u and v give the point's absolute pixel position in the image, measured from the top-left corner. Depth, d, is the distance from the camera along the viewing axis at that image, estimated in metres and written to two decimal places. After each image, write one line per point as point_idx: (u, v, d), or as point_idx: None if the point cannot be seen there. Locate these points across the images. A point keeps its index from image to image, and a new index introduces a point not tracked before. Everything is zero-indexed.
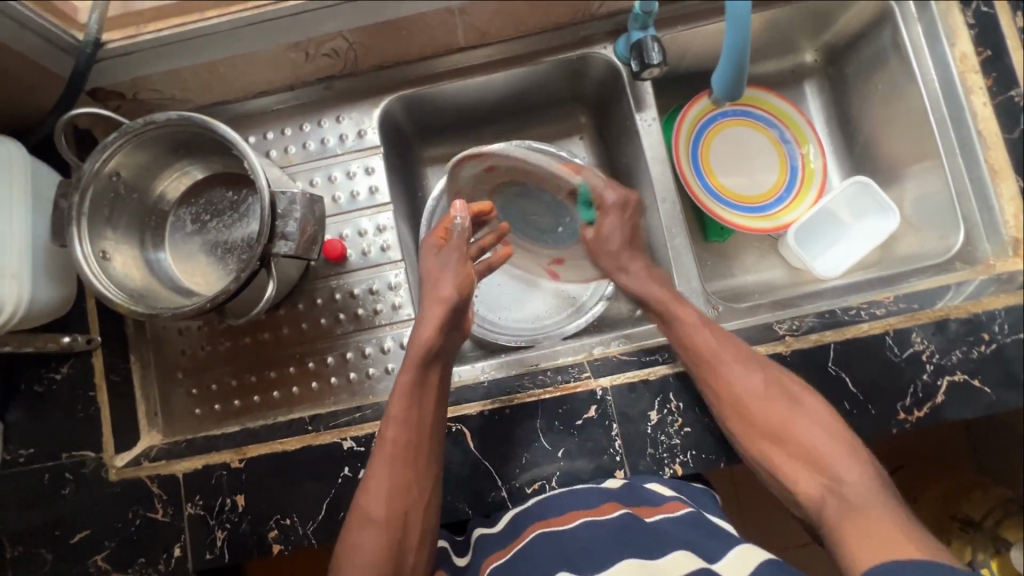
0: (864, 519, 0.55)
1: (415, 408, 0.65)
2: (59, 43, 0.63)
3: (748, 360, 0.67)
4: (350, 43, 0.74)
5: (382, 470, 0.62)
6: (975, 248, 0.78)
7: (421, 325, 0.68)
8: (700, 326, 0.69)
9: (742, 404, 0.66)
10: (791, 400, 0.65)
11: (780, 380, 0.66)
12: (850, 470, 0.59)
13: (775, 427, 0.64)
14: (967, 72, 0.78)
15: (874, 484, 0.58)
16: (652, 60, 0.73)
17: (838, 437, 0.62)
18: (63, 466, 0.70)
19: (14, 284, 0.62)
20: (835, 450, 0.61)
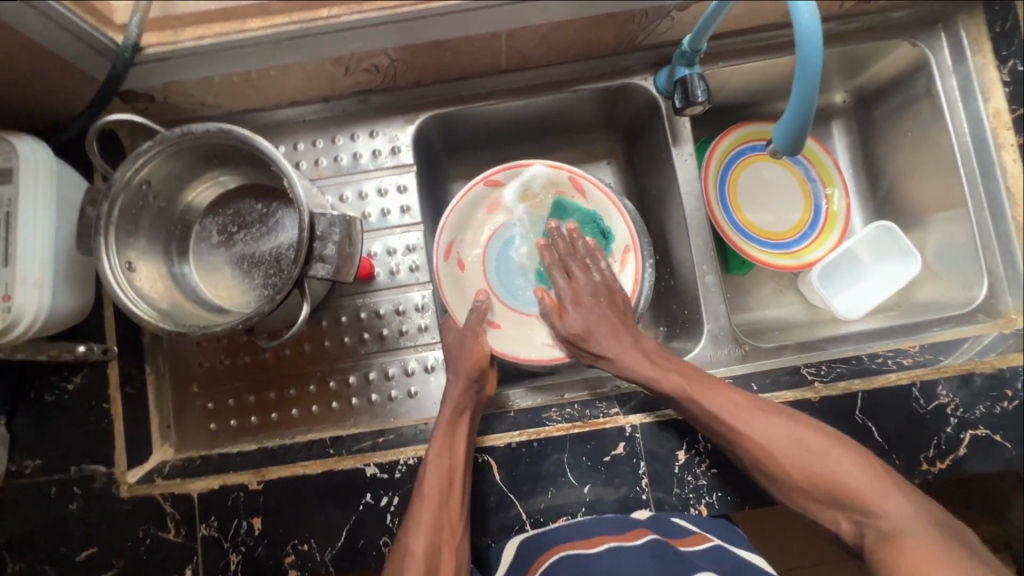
0: (902, 549, 0.55)
1: (448, 456, 0.65)
2: (97, 45, 0.61)
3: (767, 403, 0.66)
4: (392, 60, 0.73)
5: (420, 523, 0.62)
6: (998, 301, 0.79)
7: (450, 384, 0.70)
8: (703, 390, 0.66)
9: (768, 458, 0.63)
10: (808, 437, 0.63)
11: (787, 417, 0.65)
12: (887, 502, 0.58)
13: (799, 475, 0.62)
14: (999, 128, 0.79)
15: (910, 512, 0.58)
16: (697, 98, 0.72)
17: (868, 468, 0.61)
18: (71, 480, 0.67)
19: (36, 292, 0.60)
20: (865, 481, 0.60)
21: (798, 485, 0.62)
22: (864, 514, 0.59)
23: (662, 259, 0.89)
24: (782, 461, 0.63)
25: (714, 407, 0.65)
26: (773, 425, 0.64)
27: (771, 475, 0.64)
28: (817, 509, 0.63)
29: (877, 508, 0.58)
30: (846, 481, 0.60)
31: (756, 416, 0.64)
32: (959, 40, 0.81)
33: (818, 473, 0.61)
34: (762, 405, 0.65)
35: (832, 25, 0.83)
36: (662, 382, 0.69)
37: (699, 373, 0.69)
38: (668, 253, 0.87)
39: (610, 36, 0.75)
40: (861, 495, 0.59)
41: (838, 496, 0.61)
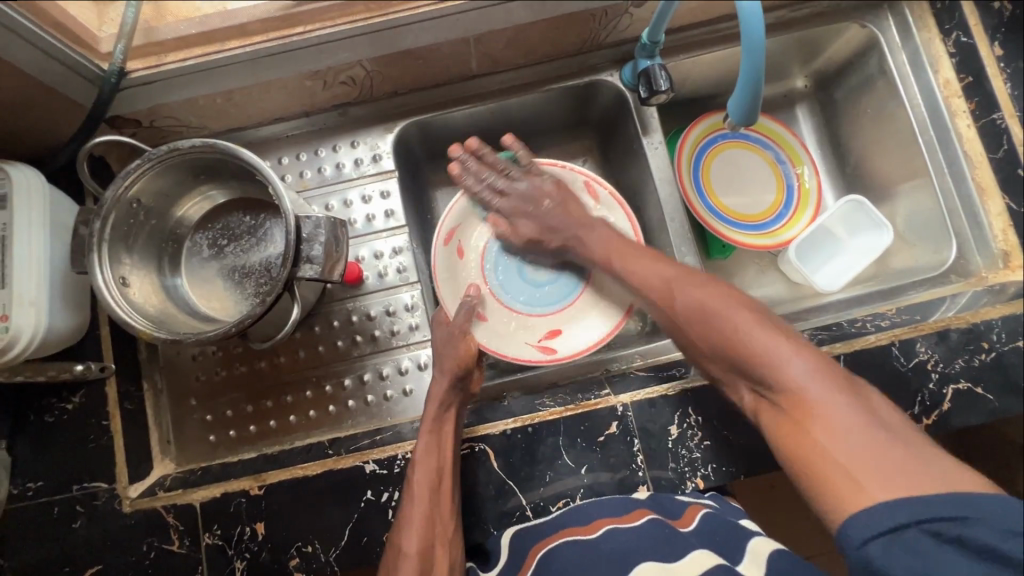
0: (830, 439, 0.50)
1: (436, 453, 0.66)
2: (84, 72, 0.64)
3: (737, 298, 0.62)
4: (367, 71, 0.76)
5: (412, 518, 0.63)
6: (969, 261, 0.82)
7: (436, 382, 0.71)
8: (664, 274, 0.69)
9: (705, 336, 0.62)
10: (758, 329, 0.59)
11: (759, 315, 0.60)
12: (817, 387, 0.52)
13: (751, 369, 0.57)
14: (951, 96, 0.83)
15: (854, 439, 0.49)
16: (659, 87, 0.76)
17: (807, 355, 0.55)
18: (73, 499, 0.67)
19: (32, 312, 0.62)
20: (794, 363, 0.54)
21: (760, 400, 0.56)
22: (806, 435, 0.51)
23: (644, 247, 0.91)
24: (711, 341, 0.62)
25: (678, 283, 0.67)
26: (710, 302, 0.63)
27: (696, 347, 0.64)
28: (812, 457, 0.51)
29: (821, 404, 0.52)
30: (762, 348, 0.56)
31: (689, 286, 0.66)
32: (904, 19, 0.86)
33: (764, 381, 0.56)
34: (716, 291, 0.64)
35: (784, 13, 0.88)
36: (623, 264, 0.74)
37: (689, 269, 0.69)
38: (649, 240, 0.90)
39: (573, 35, 0.79)
40: (801, 394, 0.53)
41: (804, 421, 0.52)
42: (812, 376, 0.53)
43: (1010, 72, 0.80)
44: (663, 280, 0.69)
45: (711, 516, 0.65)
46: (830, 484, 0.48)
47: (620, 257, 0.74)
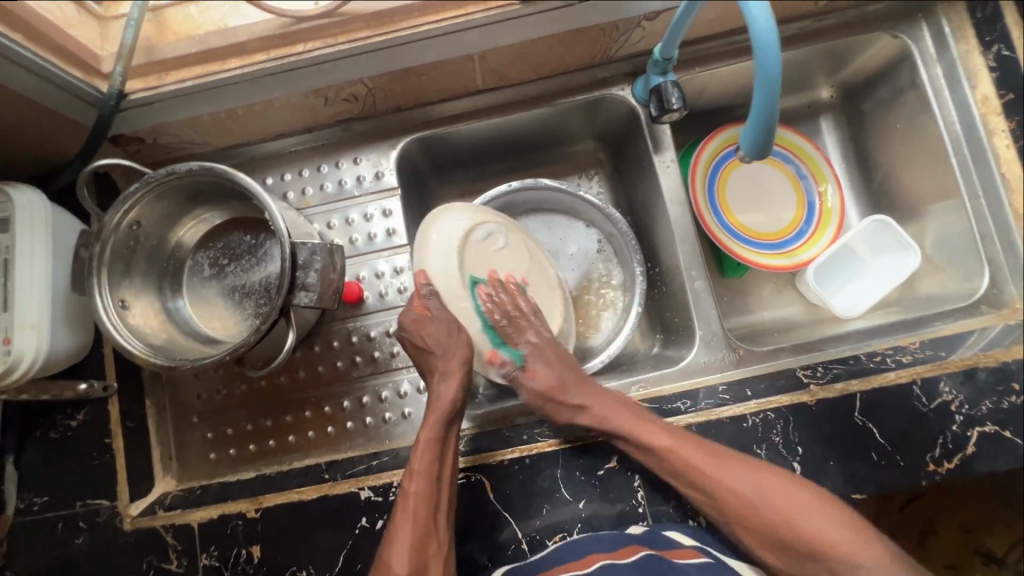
0: None
1: (438, 464, 0.65)
2: (83, 95, 0.64)
3: (719, 452, 0.65)
4: (368, 88, 0.74)
5: (404, 525, 0.62)
6: (1002, 291, 0.76)
7: (442, 386, 0.69)
8: (678, 448, 0.64)
9: (724, 501, 0.64)
10: (782, 490, 0.62)
11: (738, 464, 0.64)
12: (793, 512, 0.61)
13: (770, 522, 0.63)
14: (989, 115, 0.77)
15: (886, 560, 0.59)
16: (672, 105, 0.73)
17: (802, 500, 0.62)
18: (77, 515, 0.69)
19: (33, 333, 0.62)
20: (799, 517, 0.61)
21: (751, 525, 0.64)
22: (827, 558, 0.61)
23: (654, 268, 0.89)
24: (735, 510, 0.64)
25: (694, 460, 0.64)
26: (715, 468, 0.64)
27: (726, 517, 0.65)
28: (800, 566, 0.64)
29: (810, 528, 0.61)
30: (751, 498, 0.63)
31: (736, 470, 0.64)
32: (940, 28, 0.80)
33: (766, 517, 0.63)
34: (709, 449, 0.65)
35: (809, 22, 0.82)
36: (647, 436, 0.66)
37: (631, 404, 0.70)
38: (660, 261, 0.87)
39: (582, 49, 0.76)
40: (762, 512, 0.63)
41: (822, 552, 0.61)
42: (807, 513, 0.61)
43: None
44: (723, 478, 0.63)
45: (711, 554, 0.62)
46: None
47: (686, 462, 0.64)
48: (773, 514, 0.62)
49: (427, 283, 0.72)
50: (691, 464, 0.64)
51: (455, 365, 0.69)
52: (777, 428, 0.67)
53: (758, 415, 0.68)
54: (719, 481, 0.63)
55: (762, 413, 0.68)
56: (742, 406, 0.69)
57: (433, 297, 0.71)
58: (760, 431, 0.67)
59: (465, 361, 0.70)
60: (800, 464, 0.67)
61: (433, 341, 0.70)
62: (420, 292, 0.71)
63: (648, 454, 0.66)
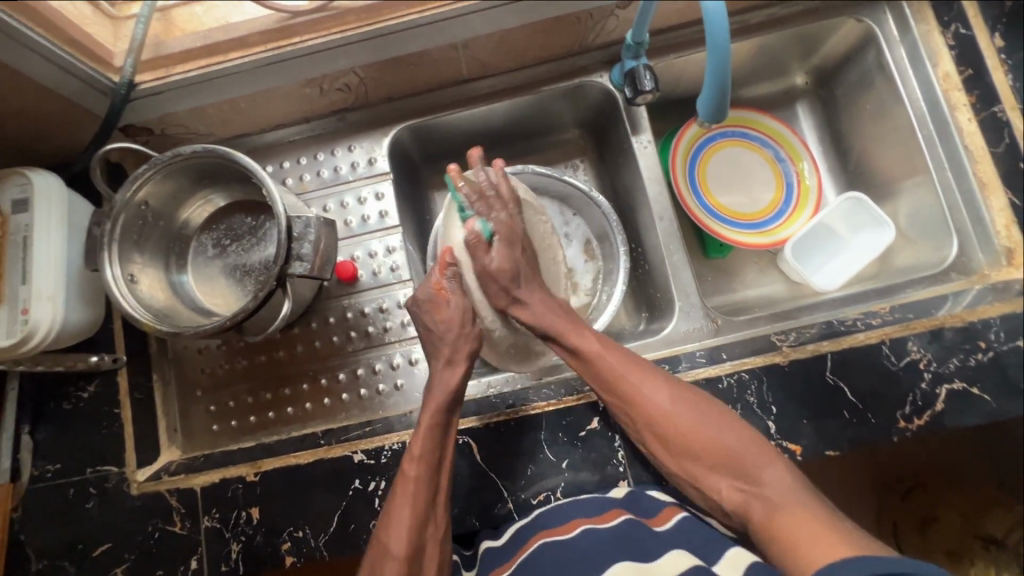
0: (787, 519, 0.57)
1: (438, 451, 0.66)
2: (98, 85, 0.70)
3: (664, 377, 0.68)
4: (361, 78, 0.80)
5: (404, 506, 0.62)
6: (970, 259, 0.79)
7: (446, 371, 0.70)
8: (604, 352, 0.69)
9: (664, 421, 0.66)
10: (699, 410, 0.66)
11: (699, 402, 0.67)
12: (730, 437, 0.64)
13: (689, 438, 0.65)
14: (950, 90, 0.81)
15: (790, 484, 0.60)
16: (645, 87, 0.77)
17: (742, 433, 0.64)
18: (87, 481, 0.73)
19: (50, 305, 0.67)
20: (736, 441, 0.63)
21: (672, 445, 0.66)
22: (750, 481, 0.62)
23: (635, 247, 0.92)
24: (682, 436, 0.65)
25: (618, 372, 0.68)
26: (656, 389, 0.67)
27: (659, 435, 0.66)
28: (706, 480, 0.65)
29: (723, 438, 0.64)
30: (688, 424, 0.65)
31: (658, 384, 0.67)
32: (902, 12, 0.84)
33: (680, 424, 0.65)
34: (639, 363, 0.69)
35: (776, 9, 0.86)
36: (571, 339, 0.71)
37: (633, 355, 0.70)
38: (641, 240, 0.90)
39: (560, 37, 0.81)
40: (698, 431, 0.65)
41: (729, 463, 0.63)
42: (736, 437, 0.63)
43: (1011, 65, 0.79)
44: (655, 398, 0.66)
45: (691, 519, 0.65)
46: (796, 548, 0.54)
47: (609, 370, 0.68)
48: (707, 433, 0.64)
49: (452, 264, 0.72)
50: (614, 369, 0.68)
51: (462, 355, 0.71)
52: (751, 389, 0.71)
53: (732, 376, 0.72)
54: (651, 398, 0.66)
55: (736, 374, 0.72)
56: (717, 368, 0.73)
57: (452, 277, 0.73)
58: (735, 392, 0.72)
59: (469, 355, 0.71)
60: (774, 422, 0.70)
61: (444, 328, 0.72)
62: (443, 268, 0.72)
63: (579, 358, 0.71)
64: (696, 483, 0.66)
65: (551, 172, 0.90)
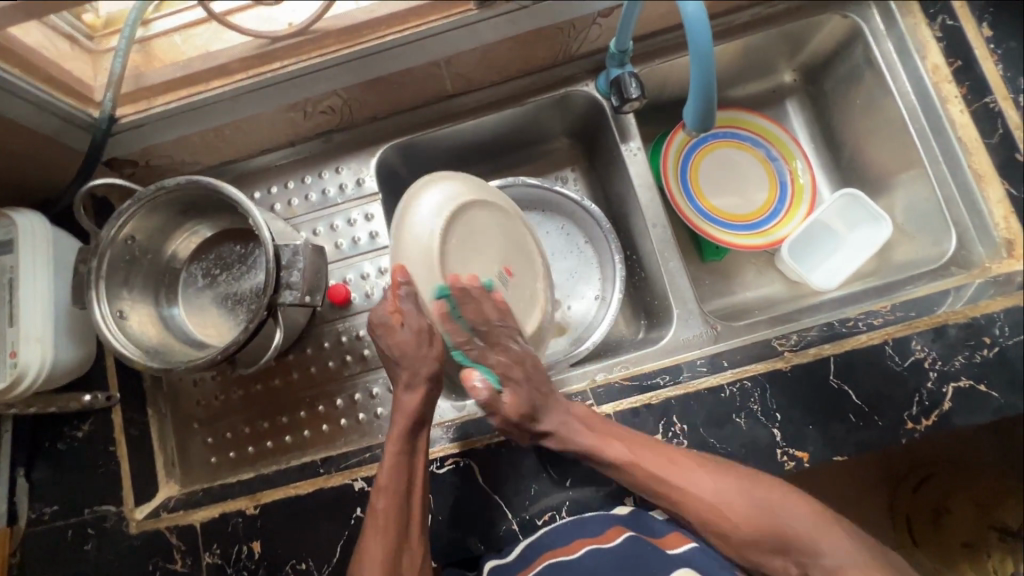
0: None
1: (406, 477, 0.66)
2: (77, 121, 0.69)
3: (704, 464, 0.67)
4: (344, 99, 0.79)
5: (375, 540, 0.63)
6: (970, 251, 0.78)
7: (406, 396, 0.68)
8: (637, 458, 0.66)
9: (715, 514, 0.66)
10: (742, 490, 0.65)
11: (731, 474, 0.66)
12: (789, 516, 0.66)
13: (749, 525, 0.66)
14: (940, 82, 0.80)
15: (849, 547, 0.64)
16: (631, 95, 0.76)
17: (803, 509, 0.66)
18: (85, 522, 0.71)
19: (38, 346, 0.66)
20: (799, 522, 0.66)
21: (728, 534, 0.67)
22: (805, 555, 0.65)
23: (631, 255, 0.91)
24: (732, 520, 0.66)
25: (651, 468, 0.66)
26: (693, 480, 0.66)
27: (716, 529, 0.67)
28: (764, 561, 0.67)
29: (781, 522, 0.66)
30: (737, 510, 0.65)
31: (697, 475, 0.66)
32: (888, 6, 0.83)
33: (739, 514, 0.65)
34: (667, 454, 0.67)
35: (762, 9, 0.85)
36: (606, 452, 0.66)
37: (641, 436, 0.68)
38: (636, 248, 0.89)
39: (544, 48, 0.80)
40: (749, 517, 0.65)
41: (789, 542, 0.66)
42: (790, 511, 0.66)
43: (1000, 54, 0.78)
44: (693, 485, 0.66)
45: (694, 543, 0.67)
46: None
47: (643, 471, 0.66)
48: (773, 514, 0.66)
49: (405, 283, 0.67)
50: (654, 474, 0.66)
51: (421, 378, 0.68)
52: (754, 396, 0.70)
53: (734, 384, 0.71)
54: (697, 494, 0.66)
55: (738, 382, 0.71)
56: (718, 376, 0.72)
57: (408, 297, 0.67)
58: (738, 401, 0.70)
59: (429, 378, 0.69)
60: (779, 429, 0.69)
61: (399, 351, 0.68)
62: (396, 291, 0.67)
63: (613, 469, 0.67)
64: (755, 565, 0.68)
65: (541, 183, 0.89)
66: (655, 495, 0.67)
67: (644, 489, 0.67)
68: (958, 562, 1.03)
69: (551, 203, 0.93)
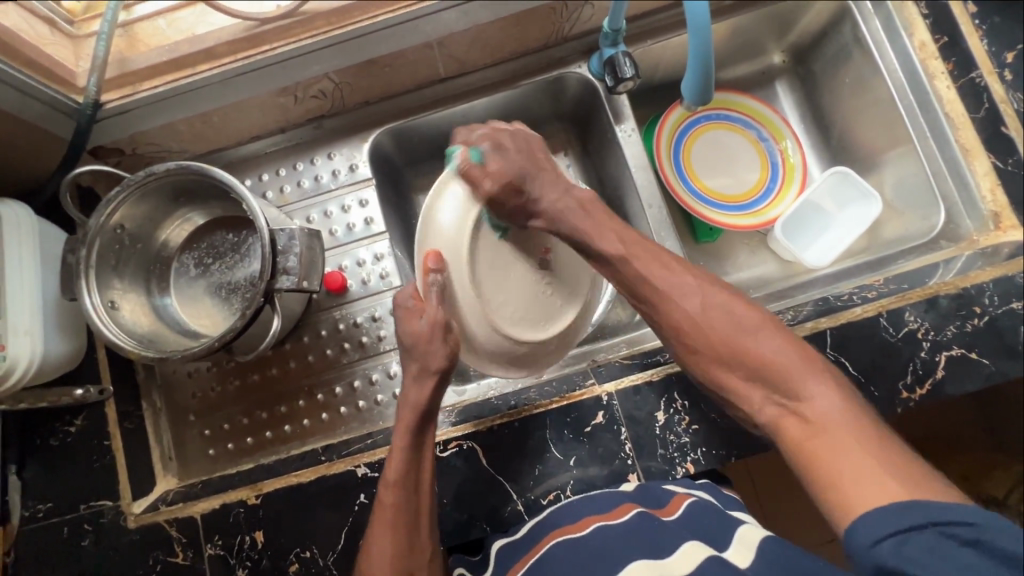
0: (826, 445, 0.51)
1: (415, 471, 0.63)
2: (60, 107, 0.67)
3: (698, 275, 0.65)
4: (336, 83, 0.78)
5: (383, 536, 0.60)
6: (958, 225, 0.80)
7: (414, 386, 0.65)
8: (631, 250, 0.66)
9: (690, 326, 0.62)
10: (727, 308, 0.62)
11: (726, 295, 0.63)
12: (809, 382, 0.55)
13: (721, 348, 0.61)
14: (927, 59, 0.82)
15: (834, 395, 0.54)
16: (625, 74, 0.77)
17: (795, 348, 0.58)
18: (81, 518, 0.70)
19: (28, 339, 0.64)
20: (790, 360, 0.57)
21: (700, 347, 0.62)
22: (787, 396, 0.56)
23: None
24: (707, 339, 0.62)
25: (645, 271, 0.65)
26: (683, 286, 0.64)
27: (688, 344, 0.63)
28: (738, 394, 0.60)
29: (758, 350, 0.59)
30: (728, 331, 0.61)
31: (688, 285, 0.64)
32: None
33: (710, 333, 0.61)
34: (665, 262, 0.66)
35: None
36: (599, 240, 0.67)
37: (645, 243, 0.67)
38: None
39: (536, 28, 0.79)
40: (734, 337, 0.60)
41: (768, 376, 0.58)
42: (772, 341, 0.59)
43: (985, 30, 0.79)
44: (677, 293, 0.64)
45: (698, 502, 0.64)
46: (833, 481, 0.49)
47: (634, 268, 0.65)
48: (752, 341, 0.59)
49: (435, 271, 0.64)
50: (645, 283, 0.65)
51: (429, 372, 0.64)
52: None
53: None
54: (679, 301, 0.63)
55: None
56: None
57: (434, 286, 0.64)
58: None
59: (439, 371, 0.64)
60: None
61: (412, 340, 0.64)
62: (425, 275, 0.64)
63: (601, 254, 0.68)
64: (728, 395, 0.62)
65: None
66: (637, 300, 0.67)
67: (629, 288, 0.66)
68: None
69: None
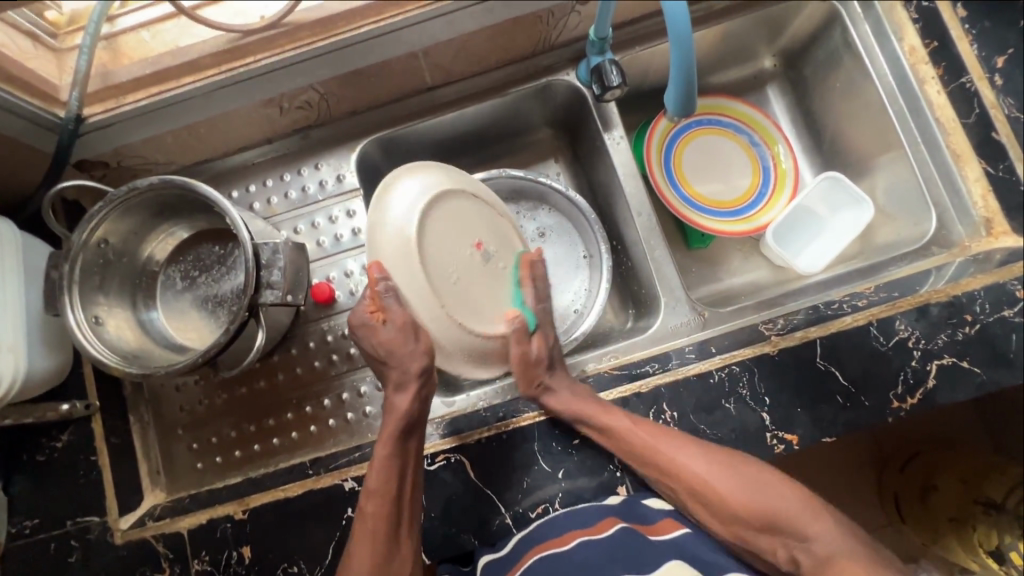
0: (841, 570, 0.61)
1: (396, 481, 0.63)
2: (42, 122, 0.67)
3: (697, 441, 0.68)
4: (321, 94, 0.77)
5: (363, 548, 0.61)
6: (950, 231, 0.80)
7: (398, 398, 0.65)
8: (632, 429, 0.67)
9: (708, 490, 0.66)
10: (733, 470, 0.66)
11: (721, 453, 0.67)
12: (817, 525, 0.64)
13: (738, 506, 0.66)
14: (917, 64, 0.81)
15: (837, 536, 0.64)
16: (612, 82, 0.76)
17: (797, 493, 0.66)
18: (69, 534, 0.70)
19: (11, 356, 0.64)
20: (794, 508, 0.65)
21: (716, 507, 0.67)
22: (797, 539, 0.65)
23: (617, 244, 0.90)
24: (725, 504, 0.66)
25: (648, 439, 0.67)
26: (688, 456, 0.66)
27: (705, 503, 0.67)
28: (753, 541, 0.67)
29: (765, 500, 0.65)
30: (734, 492, 0.65)
31: (692, 450, 0.67)
32: None
33: (723, 494, 0.65)
34: (662, 429, 0.68)
35: None
36: (606, 419, 0.68)
37: (641, 417, 0.69)
38: (622, 237, 0.89)
39: (523, 36, 0.79)
40: (745, 497, 0.65)
41: (776, 524, 0.65)
42: (784, 495, 0.66)
43: (975, 34, 0.78)
44: (684, 459, 0.66)
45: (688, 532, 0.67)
46: None
47: (640, 444, 0.67)
48: (764, 493, 0.65)
49: (383, 278, 0.61)
50: (648, 445, 0.67)
51: (411, 378, 0.64)
52: (743, 381, 0.70)
53: (722, 369, 0.71)
54: (688, 468, 0.66)
55: (727, 367, 0.71)
56: (707, 362, 0.72)
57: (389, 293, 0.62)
58: (727, 386, 0.70)
59: (421, 378, 0.65)
60: (768, 413, 0.69)
61: (387, 350, 0.64)
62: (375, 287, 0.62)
63: (608, 435, 0.68)
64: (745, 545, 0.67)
65: (526, 175, 0.87)
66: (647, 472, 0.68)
67: (636, 463, 0.68)
68: (946, 536, 1.02)
69: (538, 195, 0.92)
